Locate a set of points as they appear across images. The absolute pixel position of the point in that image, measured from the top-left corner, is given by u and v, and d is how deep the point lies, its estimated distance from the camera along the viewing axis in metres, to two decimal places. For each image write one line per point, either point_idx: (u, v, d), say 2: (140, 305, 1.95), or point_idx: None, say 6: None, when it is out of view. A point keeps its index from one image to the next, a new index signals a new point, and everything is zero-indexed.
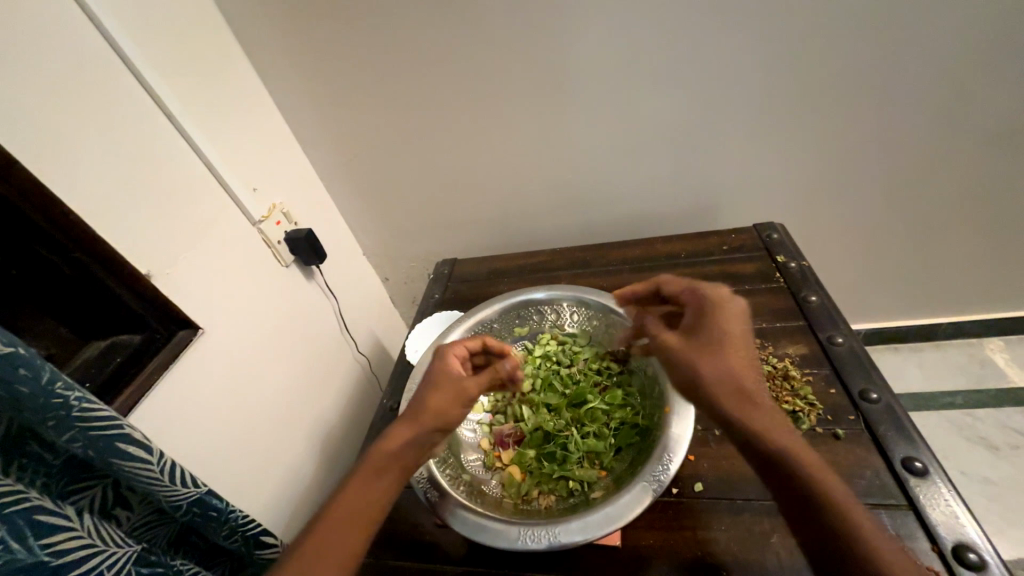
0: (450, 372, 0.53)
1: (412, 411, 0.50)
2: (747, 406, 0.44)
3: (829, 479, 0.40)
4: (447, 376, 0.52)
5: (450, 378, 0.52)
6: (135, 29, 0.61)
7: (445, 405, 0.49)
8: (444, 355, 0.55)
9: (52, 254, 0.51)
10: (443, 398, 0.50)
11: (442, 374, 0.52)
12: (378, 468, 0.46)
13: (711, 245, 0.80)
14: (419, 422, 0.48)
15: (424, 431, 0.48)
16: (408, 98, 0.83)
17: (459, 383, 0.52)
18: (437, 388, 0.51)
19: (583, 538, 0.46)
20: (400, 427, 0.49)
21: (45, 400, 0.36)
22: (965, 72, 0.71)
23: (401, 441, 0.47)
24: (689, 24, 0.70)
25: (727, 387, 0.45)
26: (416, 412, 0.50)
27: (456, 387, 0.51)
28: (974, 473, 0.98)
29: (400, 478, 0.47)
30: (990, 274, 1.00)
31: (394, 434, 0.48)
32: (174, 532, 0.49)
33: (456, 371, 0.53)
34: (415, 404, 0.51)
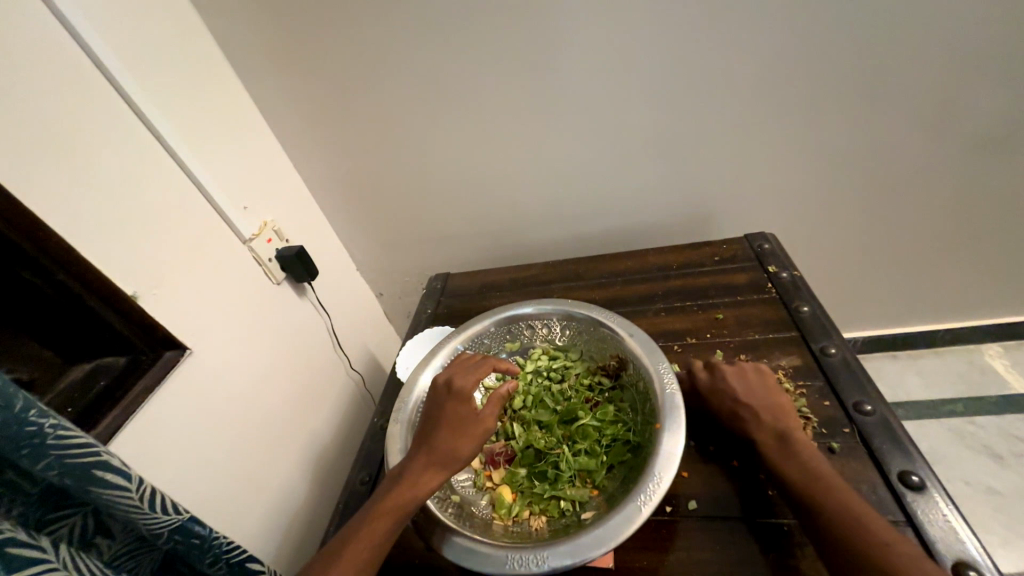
0: (469, 415, 0.53)
1: (434, 457, 0.51)
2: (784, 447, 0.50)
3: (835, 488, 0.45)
4: (467, 419, 0.53)
5: (470, 422, 0.53)
6: (125, 51, 0.62)
7: (469, 454, 0.51)
8: (458, 394, 0.54)
9: (36, 278, 0.51)
10: (467, 448, 0.51)
11: (462, 418, 0.52)
12: (401, 514, 0.48)
13: (702, 256, 0.80)
14: (445, 472, 0.50)
15: (430, 472, 0.50)
16: (398, 115, 0.84)
17: (479, 425, 0.52)
18: (460, 435, 0.52)
19: (574, 561, 0.45)
20: (424, 475, 0.50)
21: (18, 429, 0.35)
22: (945, 81, 0.72)
23: (427, 490, 0.49)
24: (671, 39, 0.71)
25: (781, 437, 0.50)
26: (434, 455, 0.51)
27: (478, 432, 0.52)
28: (979, 482, 0.96)
29: (402, 517, 0.49)
30: (984, 280, 1.00)
31: (421, 482, 0.50)
32: (157, 560, 0.48)
33: (465, 412, 0.53)
34: (436, 449, 0.51)
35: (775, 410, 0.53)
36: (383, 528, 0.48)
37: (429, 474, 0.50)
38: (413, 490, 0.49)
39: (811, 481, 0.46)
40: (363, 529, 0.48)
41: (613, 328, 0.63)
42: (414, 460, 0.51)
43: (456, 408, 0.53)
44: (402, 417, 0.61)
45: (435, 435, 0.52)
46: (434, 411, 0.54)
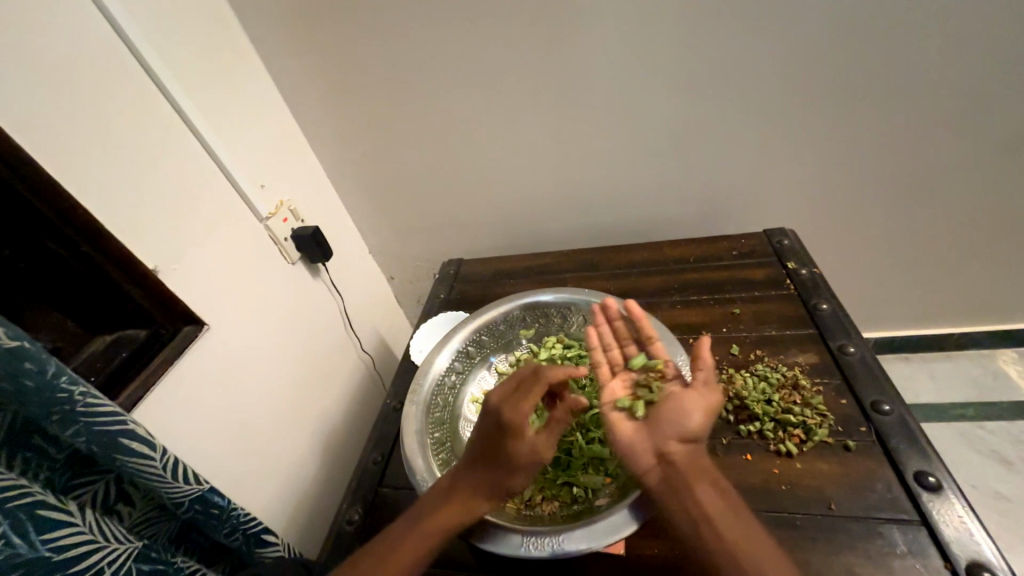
0: (526, 449, 0.50)
1: (484, 487, 0.50)
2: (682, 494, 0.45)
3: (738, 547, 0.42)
4: (523, 452, 0.49)
5: (525, 455, 0.50)
6: (146, 23, 0.61)
7: (520, 485, 0.51)
8: (511, 426, 0.49)
9: (60, 249, 0.51)
10: (523, 479, 0.51)
11: (519, 452, 0.49)
12: (445, 534, 0.49)
13: (720, 250, 0.80)
14: (493, 501, 0.50)
15: (479, 499, 0.49)
16: (416, 97, 0.83)
17: (535, 457, 0.50)
18: (513, 468, 0.50)
19: (588, 546, 0.46)
20: (473, 502, 0.49)
21: (50, 395, 0.35)
22: (983, 79, 0.69)
23: (474, 515, 0.49)
24: (699, 27, 0.69)
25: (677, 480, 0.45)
26: (485, 484, 0.50)
27: (532, 466, 0.50)
28: (984, 486, 0.96)
29: (445, 537, 0.49)
30: (1004, 285, 0.98)
31: (468, 508, 0.49)
32: (176, 529, 0.49)
33: (526, 445, 0.50)
34: (488, 477, 0.50)
35: (693, 417, 0.46)
36: (426, 548, 0.48)
37: (476, 501, 0.49)
38: (458, 515, 0.49)
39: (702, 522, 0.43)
40: (403, 547, 0.48)
41: None
42: (461, 483, 0.50)
43: (508, 441, 0.49)
44: (417, 398, 0.62)
45: (487, 465, 0.50)
46: (487, 438, 0.51)
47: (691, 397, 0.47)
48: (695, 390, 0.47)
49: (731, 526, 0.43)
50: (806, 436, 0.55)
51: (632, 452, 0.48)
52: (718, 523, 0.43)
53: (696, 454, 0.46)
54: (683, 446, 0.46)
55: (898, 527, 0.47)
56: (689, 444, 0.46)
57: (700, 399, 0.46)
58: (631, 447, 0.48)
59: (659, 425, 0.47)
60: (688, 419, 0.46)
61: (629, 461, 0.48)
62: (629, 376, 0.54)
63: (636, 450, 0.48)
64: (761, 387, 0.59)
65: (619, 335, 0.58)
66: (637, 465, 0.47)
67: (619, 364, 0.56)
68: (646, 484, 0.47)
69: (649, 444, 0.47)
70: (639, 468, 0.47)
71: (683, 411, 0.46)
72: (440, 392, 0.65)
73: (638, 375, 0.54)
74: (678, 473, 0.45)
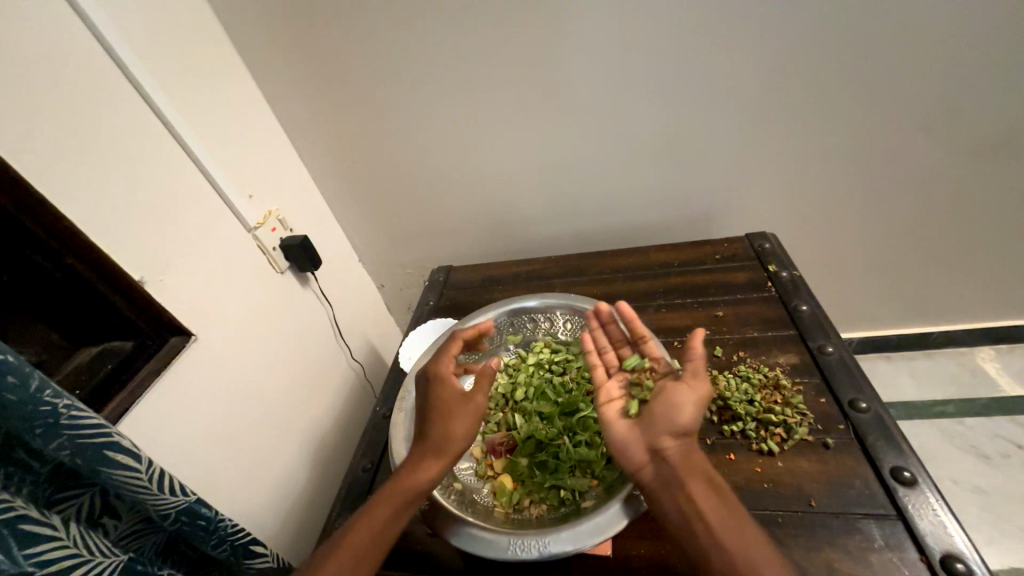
0: (459, 397, 0.54)
1: (430, 448, 0.51)
2: (674, 484, 0.46)
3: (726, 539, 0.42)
4: (459, 401, 0.53)
5: (461, 405, 0.53)
6: (133, 34, 0.62)
7: (464, 438, 0.52)
8: (444, 381, 0.55)
9: (46, 262, 0.51)
10: (460, 431, 0.52)
11: (453, 401, 0.53)
12: (401, 503, 0.49)
13: (703, 254, 0.81)
14: (442, 461, 0.51)
15: (427, 461, 0.51)
16: (403, 107, 0.84)
17: (471, 408, 0.53)
18: (451, 419, 0.52)
19: (575, 547, 0.47)
20: (421, 466, 0.51)
21: (33, 408, 0.35)
22: (949, 87, 0.72)
23: (426, 479, 0.50)
24: (678, 37, 0.71)
25: (671, 470, 0.47)
26: (432, 446, 0.51)
27: (471, 414, 0.52)
28: (966, 482, 0.98)
29: (402, 510, 0.49)
30: (980, 284, 1.01)
31: (418, 473, 0.50)
32: (163, 541, 0.49)
33: (457, 392, 0.54)
34: (432, 439, 0.52)
35: (687, 412, 0.48)
36: (386, 516, 0.49)
37: (426, 464, 0.51)
38: (413, 479, 0.50)
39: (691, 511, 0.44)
40: (367, 516, 0.49)
41: None
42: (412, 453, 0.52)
43: (443, 394, 0.54)
44: (405, 405, 0.62)
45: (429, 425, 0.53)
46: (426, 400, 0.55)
47: (684, 392, 0.49)
48: (689, 385, 0.49)
49: (723, 521, 0.43)
50: (787, 435, 0.56)
51: (626, 448, 0.50)
52: (707, 514, 0.44)
53: (689, 449, 0.48)
54: (677, 440, 0.48)
55: (875, 522, 0.48)
56: (682, 438, 0.48)
57: (693, 393, 0.49)
58: (624, 443, 0.50)
59: (654, 420, 0.49)
60: (680, 413, 0.48)
61: (623, 457, 0.50)
62: (624, 377, 0.58)
63: (631, 447, 0.50)
64: (744, 388, 0.61)
65: (614, 341, 0.62)
66: (630, 461, 0.49)
67: (615, 367, 0.59)
68: (639, 480, 0.48)
69: (643, 439, 0.49)
70: (632, 465, 0.49)
71: (677, 405, 0.48)
72: None
73: (632, 375, 0.57)
74: (670, 469, 0.47)
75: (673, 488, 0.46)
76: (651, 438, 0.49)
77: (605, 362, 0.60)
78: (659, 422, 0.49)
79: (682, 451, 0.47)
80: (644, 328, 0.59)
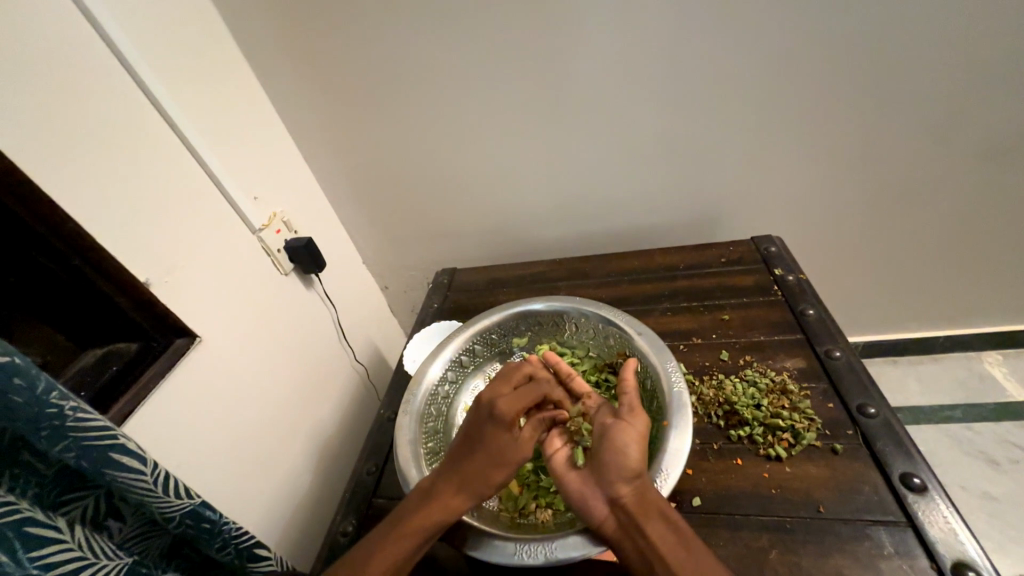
0: (507, 440, 0.52)
1: (463, 483, 0.51)
2: (636, 532, 0.45)
3: None
4: (508, 446, 0.52)
5: (510, 449, 0.52)
6: (138, 35, 0.62)
7: (501, 480, 0.52)
8: (500, 420, 0.52)
9: (51, 263, 0.52)
10: (498, 475, 0.51)
11: (503, 445, 0.52)
12: (421, 534, 0.49)
13: (708, 257, 0.81)
14: (472, 498, 0.51)
15: (456, 497, 0.50)
16: (408, 109, 0.84)
17: (516, 454, 0.52)
18: (498, 465, 0.52)
19: (582, 554, 0.47)
20: (450, 498, 0.50)
21: (40, 410, 0.36)
22: (956, 89, 0.72)
23: (452, 514, 0.50)
24: (684, 39, 0.71)
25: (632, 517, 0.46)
26: (466, 481, 0.51)
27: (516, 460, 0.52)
28: (975, 488, 0.97)
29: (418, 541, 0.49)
30: (987, 288, 1.00)
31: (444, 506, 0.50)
32: (167, 544, 0.49)
33: (508, 439, 0.52)
34: (467, 474, 0.51)
35: (636, 456, 0.49)
36: (406, 545, 0.49)
37: (456, 498, 0.50)
38: (439, 511, 0.50)
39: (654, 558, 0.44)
40: (388, 540, 0.49)
41: (622, 327, 0.65)
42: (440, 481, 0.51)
43: (495, 435, 0.52)
44: (411, 408, 0.62)
45: (468, 461, 0.52)
46: (473, 431, 0.53)
47: (627, 433, 0.50)
48: (628, 422, 0.51)
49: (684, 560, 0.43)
50: (795, 440, 0.56)
51: (584, 502, 0.49)
52: (671, 561, 0.44)
53: (644, 489, 0.47)
54: (632, 485, 0.47)
55: (885, 529, 0.48)
56: (635, 481, 0.48)
57: (635, 431, 0.50)
58: (583, 496, 0.49)
59: (607, 467, 0.49)
60: (627, 454, 0.49)
61: (584, 511, 0.48)
62: (560, 428, 0.56)
63: (588, 501, 0.49)
64: (750, 393, 0.61)
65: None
66: (591, 513, 0.48)
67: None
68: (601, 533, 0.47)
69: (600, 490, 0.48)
70: (594, 519, 0.47)
71: (622, 446, 0.49)
72: (434, 402, 0.65)
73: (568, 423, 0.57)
74: (629, 514, 0.46)
75: (636, 535, 0.45)
76: (605, 484, 0.48)
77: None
78: (608, 469, 0.49)
79: (641, 498, 0.47)
80: (569, 369, 0.61)
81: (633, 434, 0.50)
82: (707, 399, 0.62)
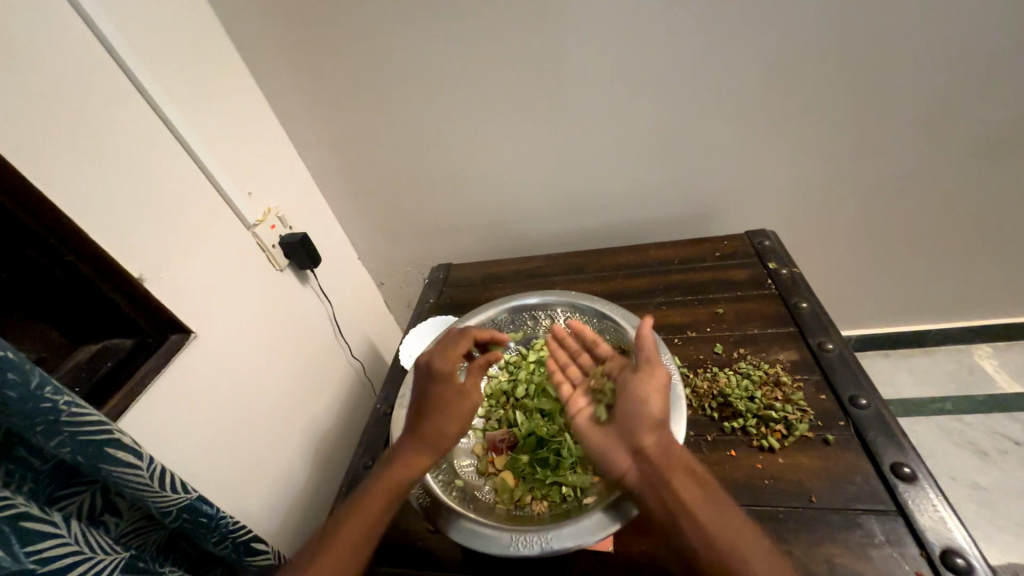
0: (451, 390, 0.55)
1: (424, 439, 0.53)
2: (662, 483, 0.46)
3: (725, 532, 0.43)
4: (455, 397, 0.55)
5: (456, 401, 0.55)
6: (130, 27, 0.61)
7: (457, 430, 0.54)
8: (439, 375, 0.56)
9: (43, 258, 0.51)
10: (454, 426, 0.54)
11: (448, 397, 0.55)
12: (391, 493, 0.51)
13: (702, 251, 0.81)
14: (433, 452, 0.53)
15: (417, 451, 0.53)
16: (403, 103, 0.83)
17: (465, 403, 0.55)
18: (448, 415, 0.54)
19: (576, 544, 0.47)
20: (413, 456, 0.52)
21: (34, 405, 0.35)
22: (951, 84, 0.72)
23: (419, 471, 0.52)
24: (681, 33, 0.71)
25: (657, 467, 0.46)
26: (426, 439, 0.53)
27: (466, 409, 0.55)
28: (964, 478, 0.99)
29: (390, 501, 0.51)
30: (978, 282, 1.01)
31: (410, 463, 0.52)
32: (163, 538, 0.49)
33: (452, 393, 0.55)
34: (426, 431, 0.53)
35: (658, 409, 0.49)
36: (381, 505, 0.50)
37: (418, 455, 0.52)
38: (406, 470, 0.52)
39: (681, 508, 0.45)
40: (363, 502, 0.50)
41: (617, 321, 0.65)
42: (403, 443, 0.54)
43: (441, 390, 0.55)
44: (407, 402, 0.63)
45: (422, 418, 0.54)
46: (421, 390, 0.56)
47: (650, 385, 0.50)
48: (649, 374, 0.51)
49: (706, 510, 0.44)
50: (788, 431, 0.56)
51: (607, 456, 0.49)
52: (696, 511, 0.44)
53: (668, 441, 0.48)
54: (655, 436, 0.48)
55: (876, 517, 0.48)
56: (659, 433, 0.48)
57: (657, 383, 0.50)
58: (605, 450, 0.50)
59: (630, 419, 0.49)
60: (651, 405, 0.49)
61: (608, 465, 0.49)
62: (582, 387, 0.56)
63: (612, 454, 0.49)
64: (744, 385, 0.61)
65: (571, 352, 0.61)
66: (615, 466, 0.48)
67: (579, 377, 0.59)
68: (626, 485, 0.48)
69: (625, 442, 0.48)
70: (617, 472, 0.48)
71: (645, 397, 0.49)
72: None
73: (591, 382, 0.56)
74: (651, 466, 0.47)
75: (662, 485, 0.46)
76: (629, 437, 0.48)
77: (568, 376, 0.59)
78: (634, 421, 0.48)
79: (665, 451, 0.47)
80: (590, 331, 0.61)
81: (657, 387, 0.50)
82: (701, 392, 0.62)
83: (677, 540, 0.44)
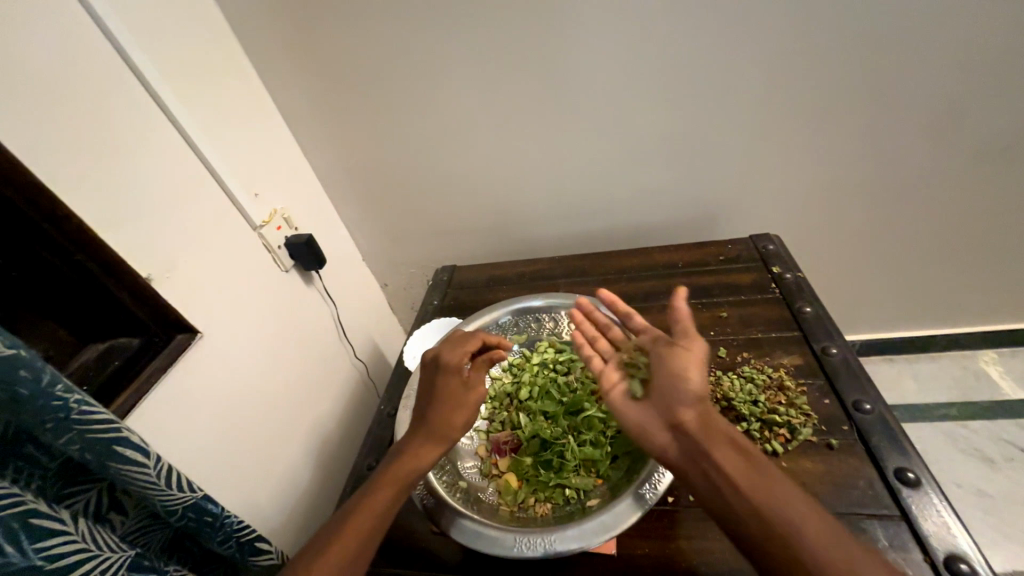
0: (458, 381, 0.56)
1: (432, 432, 0.54)
2: (704, 457, 0.45)
3: (773, 500, 0.42)
4: (462, 388, 0.56)
5: (464, 392, 0.56)
6: (140, 30, 0.62)
7: (464, 422, 0.54)
8: (446, 367, 0.57)
9: (53, 257, 0.51)
10: (461, 418, 0.54)
11: (454, 390, 0.55)
12: (399, 487, 0.51)
13: (707, 255, 0.82)
14: (440, 443, 0.53)
15: (425, 442, 0.53)
16: (408, 106, 0.84)
17: (472, 395, 0.56)
18: (455, 406, 0.55)
19: (579, 545, 0.48)
20: (422, 447, 0.53)
21: (44, 403, 0.36)
22: (954, 89, 0.72)
23: (427, 463, 0.52)
24: (685, 38, 0.71)
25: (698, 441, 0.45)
26: (434, 430, 0.54)
27: (472, 401, 0.55)
28: (969, 485, 0.98)
29: (398, 493, 0.51)
30: (983, 288, 1.01)
31: (419, 455, 0.52)
32: (168, 537, 0.49)
33: (459, 386, 0.56)
34: (433, 423, 0.54)
35: (697, 382, 0.47)
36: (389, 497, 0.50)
37: (426, 448, 0.53)
38: (415, 460, 0.52)
39: (725, 481, 0.43)
40: (372, 492, 0.51)
41: None
42: (411, 436, 0.54)
43: (449, 381, 0.56)
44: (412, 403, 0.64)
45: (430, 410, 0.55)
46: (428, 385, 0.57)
47: (685, 358, 0.48)
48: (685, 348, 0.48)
49: (752, 482, 0.43)
50: (791, 435, 0.56)
51: (644, 432, 0.49)
52: (741, 483, 0.43)
53: (708, 415, 0.46)
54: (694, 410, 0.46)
55: (879, 523, 0.48)
56: (698, 406, 0.46)
57: (693, 356, 0.48)
58: (642, 427, 0.49)
59: (665, 395, 0.48)
60: (687, 378, 0.47)
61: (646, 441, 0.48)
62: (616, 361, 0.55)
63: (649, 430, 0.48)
64: (748, 389, 0.61)
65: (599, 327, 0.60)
66: (654, 443, 0.48)
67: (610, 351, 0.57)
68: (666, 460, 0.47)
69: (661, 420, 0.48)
70: (655, 448, 0.48)
71: (681, 370, 0.47)
72: None
73: (624, 357, 0.55)
74: (690, 436, 0.46)
75: (704, 459, 0.45)
76: (666, 412, 0.47)
77: (599, 350, 0.57)
78: (671, 396, 0.47)
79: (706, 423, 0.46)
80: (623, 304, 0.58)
81: (694, 358, 0.48)
82: None
83: (723, 511, 0.43)
